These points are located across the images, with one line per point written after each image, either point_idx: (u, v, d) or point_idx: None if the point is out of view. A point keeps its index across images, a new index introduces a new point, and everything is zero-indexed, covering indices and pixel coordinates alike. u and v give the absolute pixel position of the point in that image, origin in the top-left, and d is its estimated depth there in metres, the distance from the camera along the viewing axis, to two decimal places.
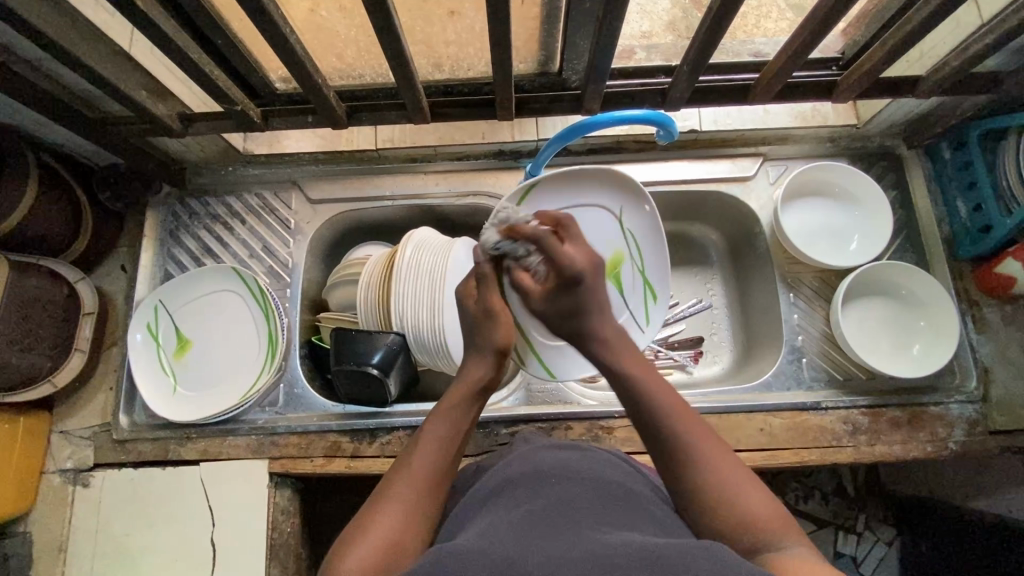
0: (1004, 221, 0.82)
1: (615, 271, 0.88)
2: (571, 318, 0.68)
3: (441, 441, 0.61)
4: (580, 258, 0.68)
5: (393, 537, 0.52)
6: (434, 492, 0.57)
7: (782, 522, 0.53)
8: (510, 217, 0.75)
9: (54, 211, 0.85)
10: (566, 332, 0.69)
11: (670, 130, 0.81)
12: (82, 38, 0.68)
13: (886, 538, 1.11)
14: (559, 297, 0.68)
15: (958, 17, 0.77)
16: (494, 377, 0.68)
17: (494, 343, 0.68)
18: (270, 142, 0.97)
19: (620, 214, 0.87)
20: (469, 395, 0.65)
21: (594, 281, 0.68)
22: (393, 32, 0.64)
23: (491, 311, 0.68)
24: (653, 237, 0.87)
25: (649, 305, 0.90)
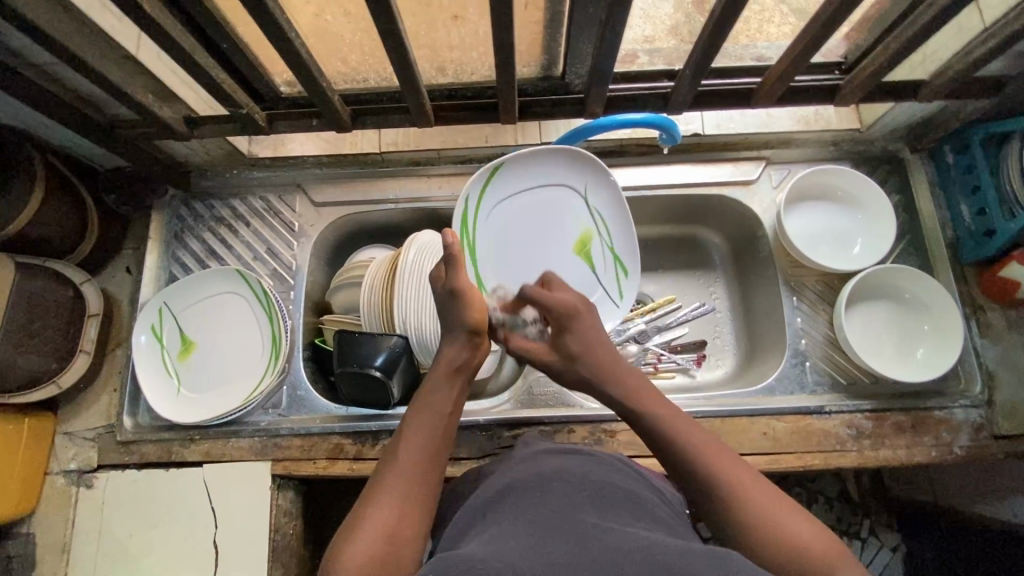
0: (1007, 225, 0.82)
1: (584, 249, 0.92)
2: (576, 359, 0.69)
3: (432, 425, 0.62)
4: (573, 298, 0.72)
5: (392, 524, 0.52)
6: (426, 477, 0.58)
7: (832, 549, 0.52)
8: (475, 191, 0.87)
9: (60, 213, 0.85)
10: (580, 376, 0.69)
11: (672, 134, 0.85)
12: (89, 42, 0.68)
13: (891, 543, 1.10)
14: (563, 340, 0.70)
15: (961, 22, 0.77)
16: (467, 358, 0.68)
17: (464, 323, 0.68)
18: (274, 145, 0.98)
19: (587, 191, 0.91)
20: (448, 375, 0.66)
21: (588, 314, 0.71)
22: (396, 35, 0.64)
23: (457, 292, 0.68)
24: (618, 210, 0.90)
25: (623, 280, 0.93)
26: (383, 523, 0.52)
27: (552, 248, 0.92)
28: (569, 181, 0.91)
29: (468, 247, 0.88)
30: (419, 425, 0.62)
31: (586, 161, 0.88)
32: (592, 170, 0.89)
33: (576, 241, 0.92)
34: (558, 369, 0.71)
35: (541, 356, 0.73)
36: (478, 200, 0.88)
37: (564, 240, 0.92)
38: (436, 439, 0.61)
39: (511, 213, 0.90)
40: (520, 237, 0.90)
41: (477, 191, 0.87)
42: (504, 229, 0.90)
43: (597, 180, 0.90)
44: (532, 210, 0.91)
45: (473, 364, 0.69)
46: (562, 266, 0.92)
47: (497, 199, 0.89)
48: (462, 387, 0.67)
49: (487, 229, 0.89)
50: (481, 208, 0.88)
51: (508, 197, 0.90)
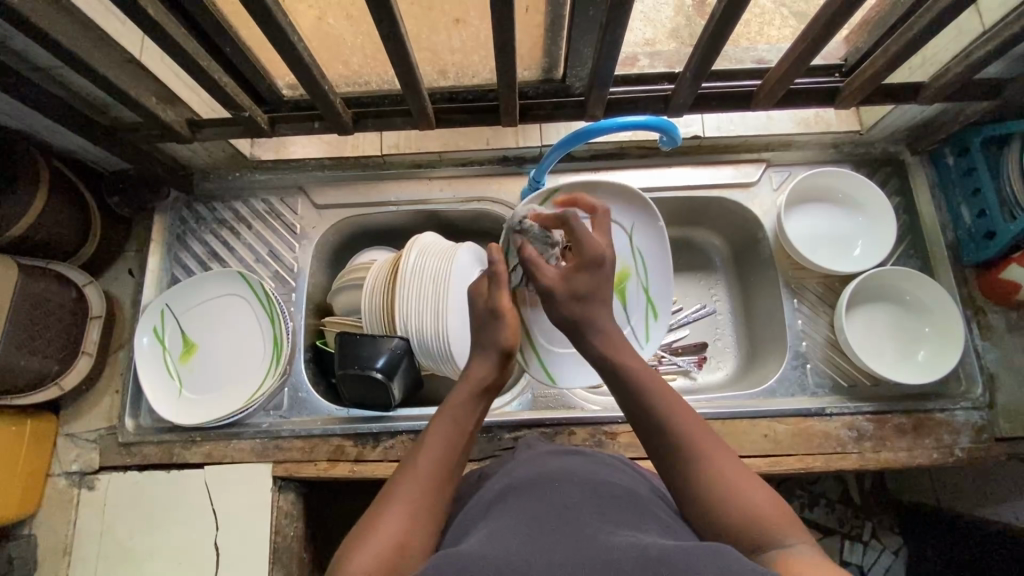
0: (1007, 227, 0.82)
1: (620, 287, 0.90)
2: (583, 302, 0.67)
3: (451, 438, 0.61)
4: (608, 250, 0.70)
5: (403, 536, 0.52)
6: (441, 490, 0.58)
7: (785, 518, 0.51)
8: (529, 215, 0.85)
9: (63, 216, 0.86)
10: (571, 318, 0.67)
11: (672, 136, 0.81)
12: (93, 45, 0.69)
13: (893, 546, 1.11)
14: (579, 275, 0.68)
15: (960, 24, 0.77)
16: (499, 378, 0.68)
17: (499, 345, 0.69)
18: (277, 147, 0.99)
19: (633, 231, 0.89)
20: (474, 392, 0.66)
21: (612, 273, 0.69)
22: (398, 39, 0.64)
23: (498, 311, 0.70)
24: (658, 250, 0.89)
25: (651, 321, 0.91)
26: (394, 533, 0.52)
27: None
28: (618, 219, 0.89)
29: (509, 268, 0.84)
30: (437, 437, 0.61)
31: (640, 203, 0.87)
32: (643, 212, 0.88)
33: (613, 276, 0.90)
34: (555, 298, 0.67)
35: (547, 278, 0.68)
36: None
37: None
38: (454, 453, 0.60)
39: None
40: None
41: (532, 213, 0.85)
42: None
43: (645, 223, 0.89)
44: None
45: (498, 383, 0.68)
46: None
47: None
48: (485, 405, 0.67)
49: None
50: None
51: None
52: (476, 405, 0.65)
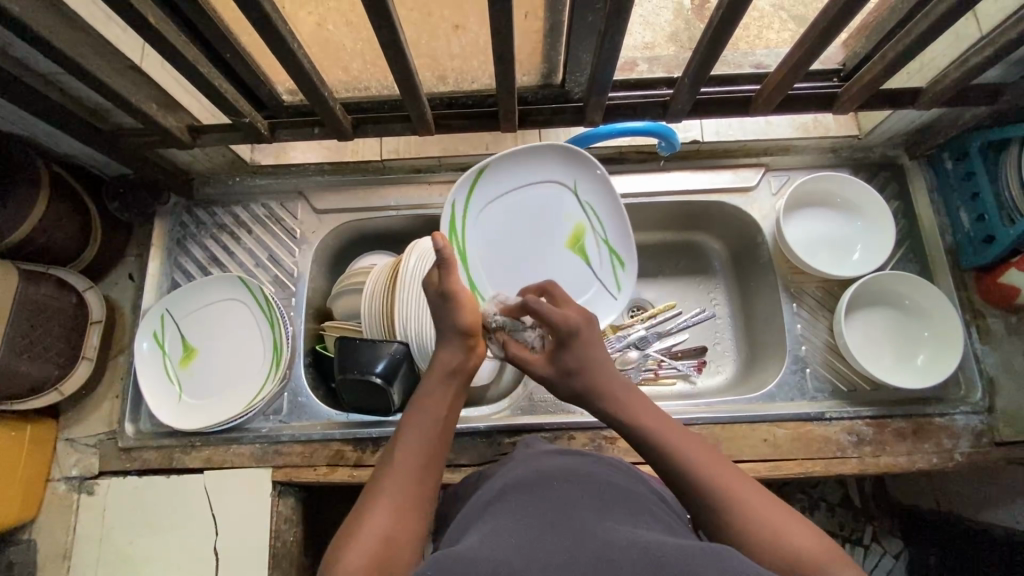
0: (1006, 232, 0.82)
1: (577, 244, 0.93)
2: (577, 375, 0.69)
3: (426, 430, 0.62)
4: (577, 317, 0.70)
5: (388, 531, 0.52)
6: (421, 482, 0.58)
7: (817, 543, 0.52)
8: (462, 195, 0.86)
9: (64, 222, 0.86)
10: (575, 391, 0.69)
11: (671, 142, 0.89)
12: (94, 52, 0.69)
13: (894, 550, 1.12)
14: (559, 355, 0.70)
15: (958, 30, 0.77)
16: (465, 362, 0.68)
17: (455, 326, 0.68)
18: (277, 153, 0.98)
19: (576, 184, 0.90)
20: (443, 378, 0.67)
21: (589, 333, 0.70)
22: (398, 45, 0.65)
23: (449, 295, 0.68)
24: (610, 203, 0.90)
25: (620, 271, 0.93)
26: (378, 529, 0.52)
27: (547, 246, 0.92)
28: (557, 177, 0.90)
29: (460, 252, 0.87)
30: (412, 431, 0.62)
31: (572, 156, 0.87)
32: (579, 166, 0.88)
33: (569, 236, 0.92)
34: (554, 385, 0.71)
35: (538, 366, 0.72)
36: (466, 204, 0.87)
37: (554, 236, 0.92)
38: (431, 444, 0.61)
39: (502, 213, 0.90)
40: (511, 235, 0.91)
41: (463, 194, 0.86)
42: (494, 228, 0.90)
43: (586, 173, 0.89)
44: (520, 209, 0.91)
45: (468, 366, 0.69)
46: (558, 265, 0.93)
47: (484, 201, 0.88)
48: (458, 391, 0.67)
49: (476, 230, 0.89)
50: (469, 210, 0.88)
51: (494, 199, 0.89)
52: (449, 394, 0.66)
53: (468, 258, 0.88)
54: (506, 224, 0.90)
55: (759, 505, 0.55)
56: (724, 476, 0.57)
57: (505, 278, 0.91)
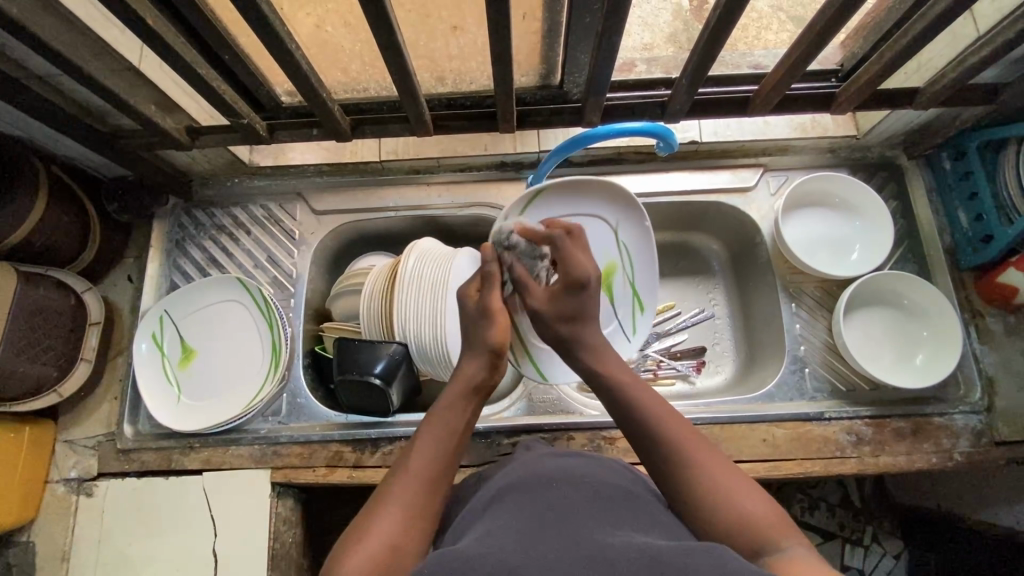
0: (1005, 231, 0.83)
1: (608, 281, 0.89)
2: (573, 322, 0.70)
3: (440, 439, 0.62)
4: (591, 270, 0.71)
5: (395, 538, 0.52)
6: (432, 492, 0.58)
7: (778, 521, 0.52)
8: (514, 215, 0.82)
9: (63, 223, 0.86)
10: (561, 336, 0.71)
11: (670, 142, 0.82)
12: (93, 54, 0.69)
13: (894, 550, 1.11)
14: (564, 298, 0.70)
15: (955, 30, 0.78)
16: (487, 377, 0.69)
17: (488, 344, 0.69)
18: (275, 153, 0.99)
19: (617, 225, 0.88)
20: (464, 392, 0.66)
21: (597, 291, 0.71)
22: (395, 47, 0.65)
23: (489, 311, 0.70)
24: (643, 247, 0.89)
25: (638, 316, 0.92)
26: (385, 536, 0.52)
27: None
28: (601, 212, 0.87)
29: None
30: (427, 438, 0.62)
31: (626, 199, 0.85)
32: (628, 209, 0.86)
33: (600, 270, 0.89)
34: (544, 319, 0.71)
35: (537, 298, 0.71)
36: (515, 224, 0.82)
37: None
38: (444, 455, 0.61)
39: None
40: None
41: (517, 213, 0.81)
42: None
43: (629, 219, 0.87)
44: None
45: (487, 385, 0.69)
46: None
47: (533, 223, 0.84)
48: (475, 408, 0.67)
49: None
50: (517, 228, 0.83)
51: (541, 223, 0.84)
52: (466, 408, 0.65)
53: None
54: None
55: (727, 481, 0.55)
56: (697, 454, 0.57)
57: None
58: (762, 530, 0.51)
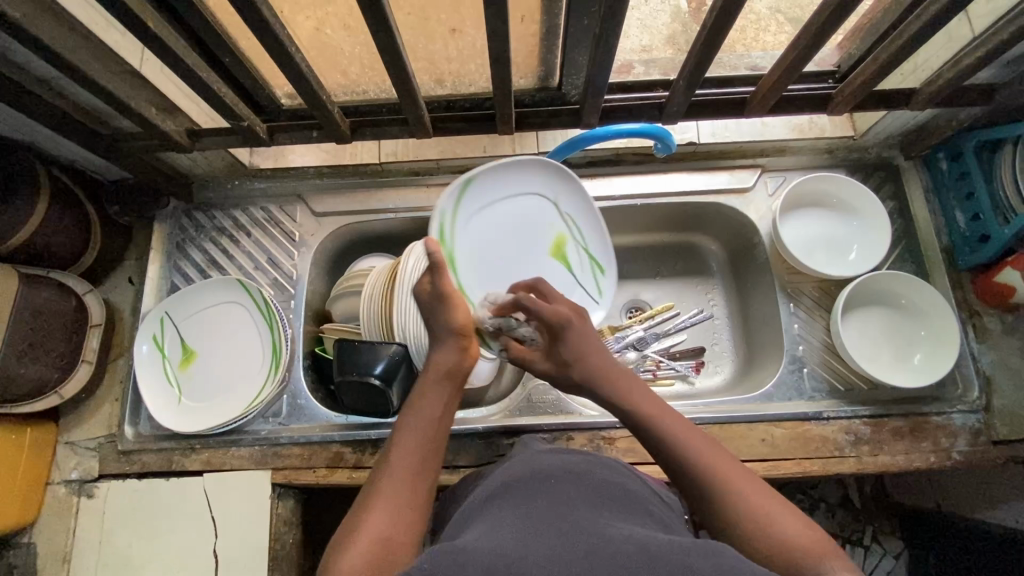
0: (1002, 232, 0.83)
1: (559, 252, 0.92)
2: (574, 365, 0.69)
3: (419, 431, 0.62)
4: (562, 309, 0.71)
5: (385, 534, 0.53)
6: (416, 485, 0.58)
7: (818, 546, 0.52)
8: (450, 203, 0.81)
9: (64, 226, 0.86)
10: (573, 383, 0.70)
11: (667, 143, 0.85)
12: (94, 58, 0.70)
13: (894, 551, 1.12)
14: (557, 347, 0.71)
15: (951, 31, 0.78)
16: (460, 363, 0.69)
17: (449, 327, 0.69)
18: (275, 156, 1.00)
19: (556, 198, 0.91)
20: (437, 379, 0.67)
21: (580, 322, 0.71)
22: (395, 49, 0.65)
23: (444, 296, 0.69)
24: (589, 214, 0.92)
25: (597, 278, 0.95)
26: (373, 535, 0.53)
27: (531, 256, 0.90)
28: (536, 189, 0.89)
29: (450, 259, 0.82)
30: (406, 432, 0.62)
31: (557, 169, 0.88)
32: (559, 178, 0.89)
33: (551, 245, 0.92)
34: (554, 377, 0.71)
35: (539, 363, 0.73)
36: (453, 212, 0.82)
37: (533, 245, 0.90)
38: (424, 445, 0.61)
39: (486, 224, 0.86)
40: (498, 245, 0.87)
41: (452, 202, 0.81)
42: (480, 238, 0.86)
43: (566, 187, 0.90)
44: (505, 220, 0.88)
45: (463, 367, 0.69)
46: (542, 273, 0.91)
47: (471, 212, 0.84)
48: (452, 391, 0.67)
49: (464, 239, 0.84)
50: (457, 218, 0.82)
51: (479, 208, 0.85)
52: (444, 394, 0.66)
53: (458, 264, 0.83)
54: (492, 234, 0.87)
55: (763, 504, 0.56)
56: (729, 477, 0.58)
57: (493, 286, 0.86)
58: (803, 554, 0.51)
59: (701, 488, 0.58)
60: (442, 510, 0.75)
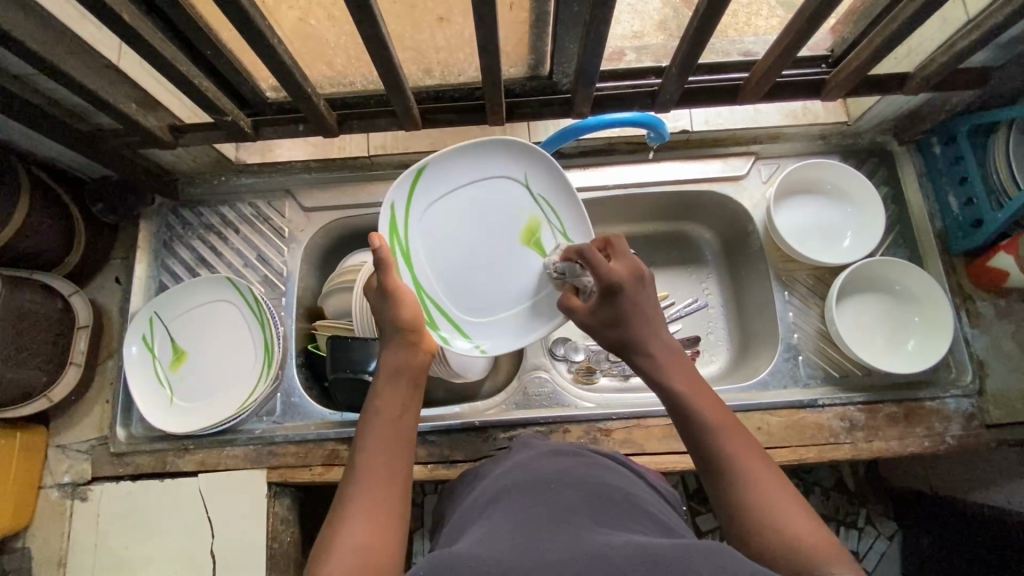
0: (996, 216, 0.83)
1: (533, 238, 0.83)
2: (616, 327, 0.70)
3: (381, 433, 0.62)
4: (621, 272, 0.69)
5: (361, 540, 0.53)
6: (389, 486, 0.59)
7: (826, 545, 0.52)
8: (402, 197, 0.77)
9: (46, 227, 0.85)
10: (612, 343, 0.71)
11: (660, 131, 0.85)
12: (69, 52, 0.68)
13: (888, 532, 1.14)
14: (601, 306, 0.70)
15: (945, 13, 0.77)
16: (410, 359, 0.68)
17: (398, 326, 0.69)
18: (262, 152, 0.97)
19: (526, 178, 0.83)
20: (391, 378, 0.67)
21: (635, 292, 0.69)
22: (380, 39, 0.63)
23: (390, 291, 0.69)
24: (566, 196, 0.83)
25: None
26: (351, 543, 0.53)
27: (498, 245, 0.83)
28: (506, 172, 0.82)
29: (404, 256, 0.77)
30: (371, 437, 0.62)
31: (518, 147, 0.81)
32: (525, 155, 0.82)
33: (522, 230, 0.83)
34: (594, 333, 0.71)
35: (581, 314, 0.72)
36: (408, 206, 0.78)
37: (507, 234, 0.83)
38: (389, 444, 0.62)
39: (446, 216, 0.80)
40: (462, 238, 0.81)
41: (404, 196, 0.77)
42: (441, 233, 0.80)
43: (535, 165, 0.82)
44: (469, 212, 0.81)
45: (414, 362, 0.68)
46: (511, 265, 0.83)
47: (426, 206, 0.79)
48: (407, 386, 0.67)
49: (421, 234, 0.79)
50: (410, 215, 0.78)
51: (438, 201, 0.80)
52: (402, 389, 0.66)
53: (414, 262, 0.78)
54: (452, 225, 0.81)
55: (777, 501, 0.56)
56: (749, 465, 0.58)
57: (456, 281, 0.81)
58: (807, 548, 0.52)
59: (719, 468, 0.59)
60: (441, 507, 0.75)
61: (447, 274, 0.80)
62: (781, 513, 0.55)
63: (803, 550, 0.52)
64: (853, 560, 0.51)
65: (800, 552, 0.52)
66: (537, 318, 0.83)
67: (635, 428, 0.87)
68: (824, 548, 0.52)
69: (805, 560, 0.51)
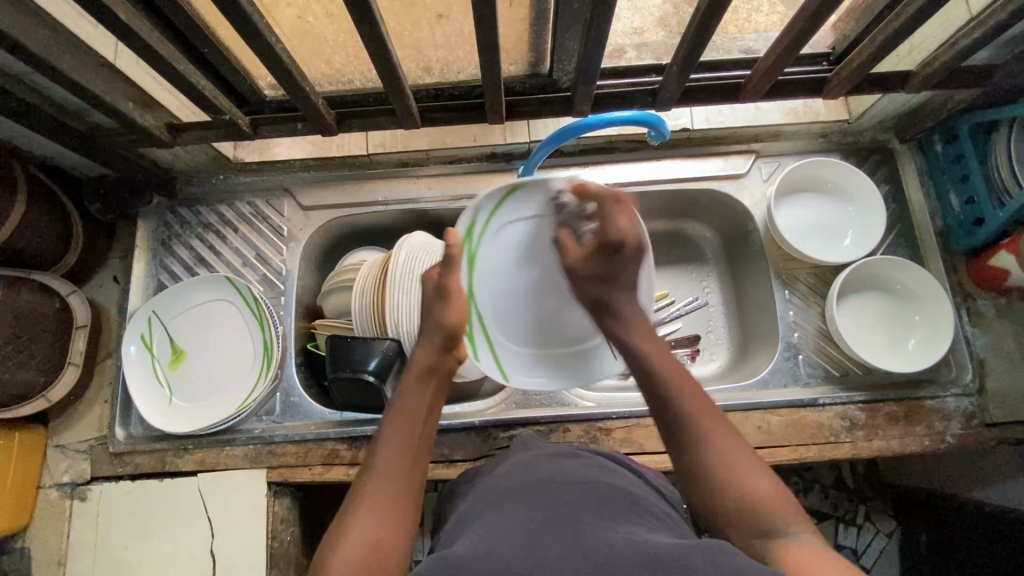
0: (997, 215, 0.82)
1: None
2: (600, 282, 0.69)
3: (404, 429, 0.63)
4: (628, 232, 0.67)
5: (375, 533, 0.54)
6: (406, 482, 0.59)
7: (784, 506, 0.55)
8: (489, 206, 0.71)
9: (44, 226, 0.84)
10: (592, 297, 0.70)
11: (660, 131, 0.81)
12: (66, 52, 0.67)
13: (887, 529, 1.13)
14: (594, 258, 0.69)
15: (947, 11, 0.77)
16: (442, 361, 0.68)
17: (440, 325, 0.68)
18: (260, 149, 0.98)
19: None
20: (420, 376, 0.67)
21: (631, 255, 0.68)
22: (380, 38, 0.63)
23: (444, 290, 0.69)
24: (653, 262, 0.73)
25: None
26: (365, 536, 0.53)
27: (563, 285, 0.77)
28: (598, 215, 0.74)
29: (469, 260, 0.73)
30: (394, 431, 0.62)
31: None
32: None
33: None
34: (576, 279, 0.70)
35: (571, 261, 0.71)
36: (491, 216, 0.72)
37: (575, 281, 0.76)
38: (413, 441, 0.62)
39: (525, 237, 0.74)
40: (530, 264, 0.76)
41: (488, 208, 0.71)
42: (513, 251, 0.75)
43: None
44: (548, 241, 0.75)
45: (445, 366, 0.68)
46: (568, 306, 0.77)
47: (511, 221, 0.73)
48: (435, 388, 0.67)
49: (494, 246, 0.74)
50: (490, 225, 0.73)
51: (521, 220, 0.73)
52: (429, 389, 0.66)
53: (475, 272, 0.74)
54: (525, 247, 0.75)
55: (735, 461, 0.58)
56: (709, 423, 0.60)
57: (510, 303, 0.77)
58: (767, 510, 0.55)
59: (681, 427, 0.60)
60: (441, 508, 0.75)
61: (503, 292, 0.76)
62: (742, 473, 0.57)
63: (764, 512, 0.55)
64: (811, 524, 0.54)
65: (763, 512, 0.55)
66: (579, 367, 0.78)
67: (635, 427, 0.87)
68: (783, 510, 0.55)
69: (762, 521, 0.54)
